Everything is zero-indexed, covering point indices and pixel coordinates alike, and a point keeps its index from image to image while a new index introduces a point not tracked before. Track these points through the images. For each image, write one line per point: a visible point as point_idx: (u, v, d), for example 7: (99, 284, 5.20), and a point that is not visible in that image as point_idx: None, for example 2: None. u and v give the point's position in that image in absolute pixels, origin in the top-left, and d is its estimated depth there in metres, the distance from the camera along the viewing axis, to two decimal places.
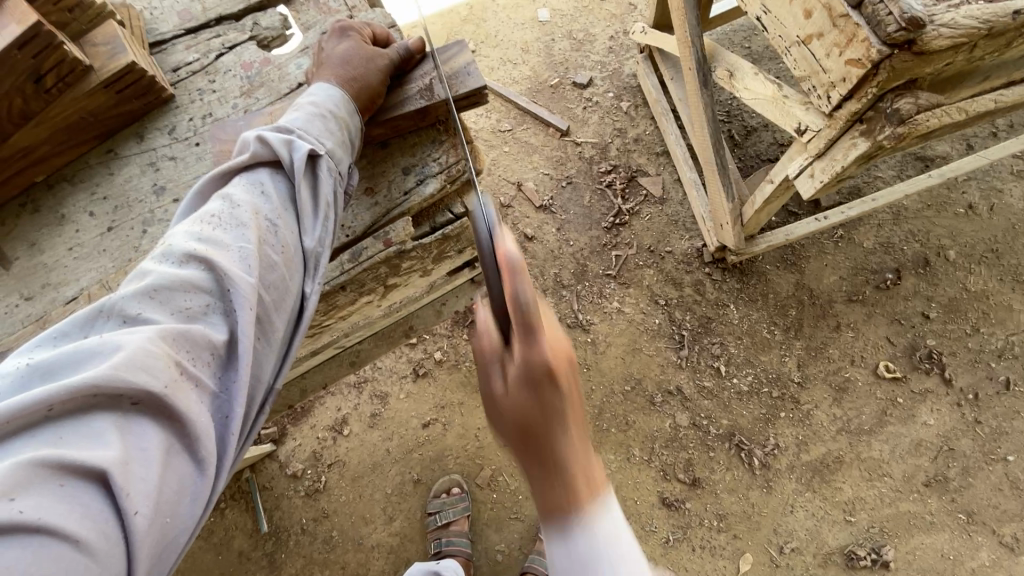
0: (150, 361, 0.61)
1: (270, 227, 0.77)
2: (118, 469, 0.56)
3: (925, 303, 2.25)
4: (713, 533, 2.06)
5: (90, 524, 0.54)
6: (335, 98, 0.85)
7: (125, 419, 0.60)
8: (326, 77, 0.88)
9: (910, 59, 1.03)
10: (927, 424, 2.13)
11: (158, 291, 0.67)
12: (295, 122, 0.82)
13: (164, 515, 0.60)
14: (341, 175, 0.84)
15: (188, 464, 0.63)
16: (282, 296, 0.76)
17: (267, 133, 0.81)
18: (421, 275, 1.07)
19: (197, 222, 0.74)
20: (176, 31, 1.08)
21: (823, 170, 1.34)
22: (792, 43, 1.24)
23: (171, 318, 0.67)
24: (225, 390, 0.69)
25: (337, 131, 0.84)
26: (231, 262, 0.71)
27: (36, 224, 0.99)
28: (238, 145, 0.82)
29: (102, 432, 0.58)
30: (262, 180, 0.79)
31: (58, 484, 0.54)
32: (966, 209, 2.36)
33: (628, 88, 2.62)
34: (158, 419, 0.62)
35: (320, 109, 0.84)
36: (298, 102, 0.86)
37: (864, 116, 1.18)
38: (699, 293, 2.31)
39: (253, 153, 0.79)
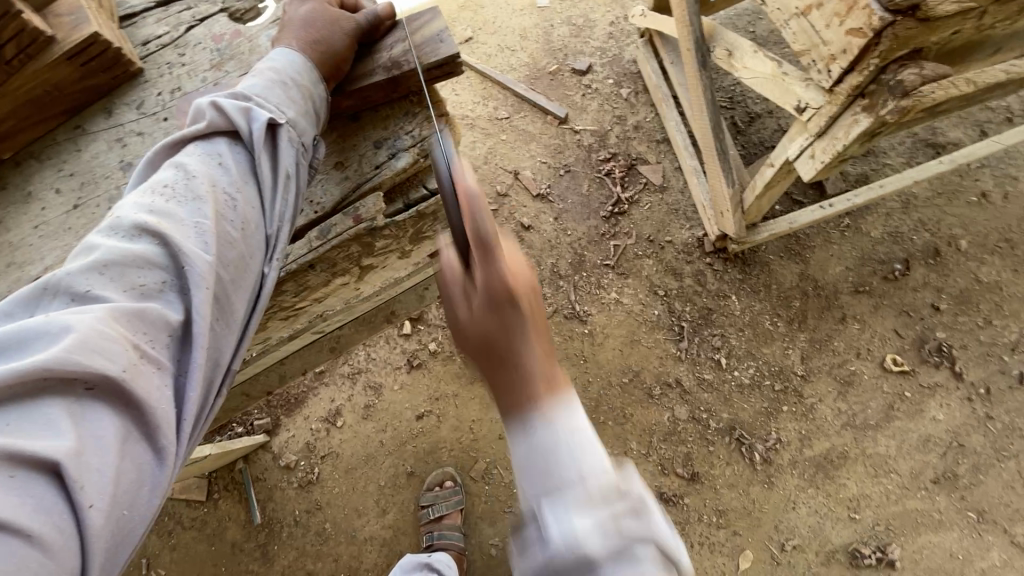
0: (102, 343, 0.57)
1: (229, 201, 0.73)
2: (72, 460, 0.53)
3: (935, 295, 2.17)
4: (712, 529, 2.00)
5: (43, 519, 0.50)
6: (297, 65, 0.81)
7: (78, 404, 0.56)
8: (287, 42, 0.84)
9: (914, 27, 0.97)
10: (936, 419, 2.06)
11: (110, 266, 0.63)
12: (254, 88, 0.78)
13: (122, 508, 0.56)
14: (303, 147, 0.80)
15: (146, 452, 0.59)
16: (244, 274, 0.72)
17: (223, 101, 0.77)
18: (399, 256, 1.04)
19: (151, 195, 0.69)
20: (147, 4, 1.05)
21: (824, 150, 1.28)
22: (790, 15, 1.18)
23: (126, 296, 0.63)
24: (183, 372, 0.65)
25: (298, 100, 0.80)
26: (187, 237, 0.67)
27: (2, 202, 0.97)
28: (192, 114, 0.78)
29: (54, 419, 0.54)
30: (220, 151, 0.75)
31: (9, 475, 0.50)
32: (978, 197, 2.28)
33: (628, 74, 2.56)
34: (114, 404, 0.58)
35: (280, 76, 0.80)
36: (256, 68, 0.82)
37: (866, 90, 1.12)
38: (699, 283, 2.26)
39: (210, 123, 0.75)
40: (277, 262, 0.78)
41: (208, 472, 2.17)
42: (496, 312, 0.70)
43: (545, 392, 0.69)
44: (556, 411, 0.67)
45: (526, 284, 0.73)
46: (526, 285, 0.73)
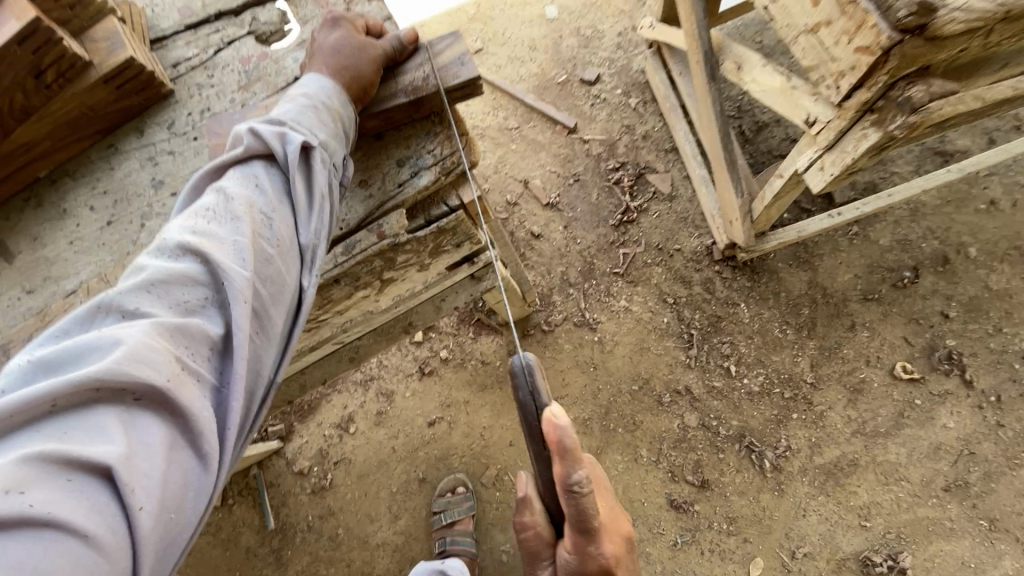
0: (149, 354, 0.60)
1: (266, 220, 0.76)
2: (122, 465, 0.56)
3: (944, 303, 2.18)
4: (722, 537, 2.02)
5: (97, 519, 0.54)
6: (327, 89, 0.85)
7: (128, 413, 0.59)
8: (316, 67, 0.88)
9: (922, 45, 0.99)
10: (946, 427, 2.06)
11: (157, 284, 0.66)
12: (287, 113, 0.82)
13: (168, 511, 0.59)
14: (335, 167, 0.83)
15: (191, 459, 0.62)
16: (282, 290, 0.75)
17: (259, 125, 0.80)
18: (419, 269, 1.07)
19: (193, 216, 0.73)
20: (176, 27, 1.09)
21: (833, 163, 1.30)
22: (799, 32, 1.21)
23: (170, 311, 0.66)
24: (225, 384, 0.67)
25: (329, 122, 0.83)
26: (226, 254, 0.70)
27: (39, 219, 1.01)
28: (232, 139, 0.81)
29: (107, 427, 0.57)
30: (256, 172, 0.79)
31: (65, 479, 0.54)
32: (988, 205, 2.28)
33: (637, 84, 2.58)
34: (161, 413, 0.61)
35: (312, 101, 0.83)
36: (290, 94, 0.86)
37: (875, 105, 1.14)
38: (708, 291, 2.27)
39: (247, 146, 0.79)
40: (313, 279, 0.80)
41: (224, 478, 2.21)
42: None
43: (574, 426, 0.71)
44: (584, 446, 0.70)
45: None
46: None
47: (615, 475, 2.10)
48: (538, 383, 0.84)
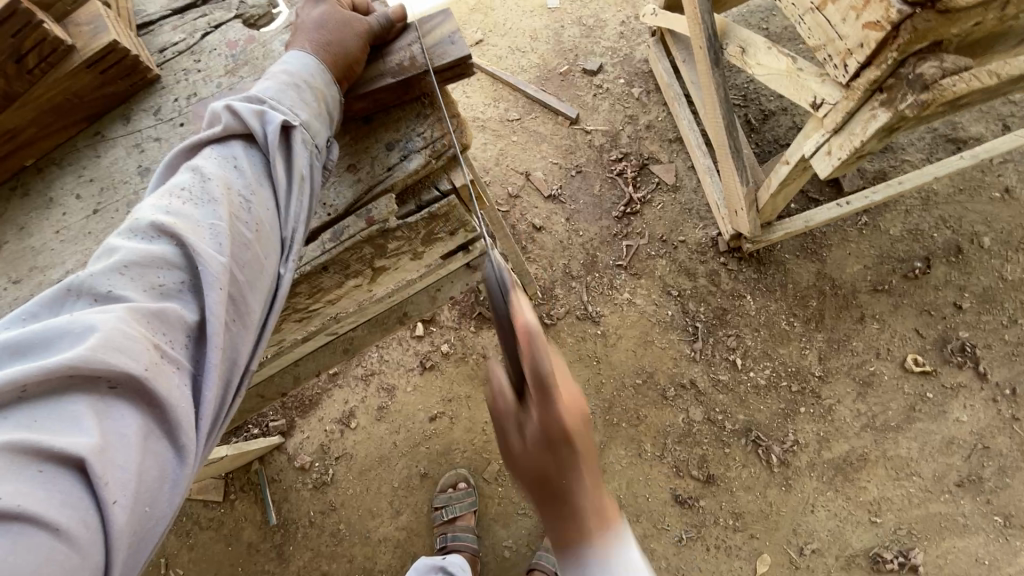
0: (124, 342, 0.58)
1: (244, 203, 0.73)
2: (97, 457, 0.54)
3: (957, 293, 2.12)
4: (729, 533, 1.98)
5: (70, 512, 0.52)
6: (310, 67, 0.82)
7: (102, 402, 0.57)
8: (299, 45, 0.85)
9: (933, 19, 0.96)
10: (959, 421, 2.01)
11: (129, 267, 0.64)
12: (266, 92, 0.79)
13: (144, 504, 0.57)
14: (317, 150, 0.81)
15: (166, 450, 0.60)
16: (261, 275, 0.73)
17: (237, 105, 0.77)
18: (411, 257, 1.04)
19: (168, 196, 0.70)
20: (163, 12, 1.07)
21: (841, 146, 1.26)
22: (804, 10, 1.16)
23: (144, 295, 0.64)
24: (202, 372, 0.65)
25: (311, 103, 0.81)
26: (203, 238, 0.68)
27: (25, 208, 0.99)
28: (208, 118, 0.79)
29: (78, 416, 0.55)
30: (235, 154, 0.76)
31: (36, 469, 0.51)
32: (1001, 193, 2.22)
33: (640, 73, 2.54)
34: (136, 402, 0.59)
35: (293, 79, 0.80)
36: (269, 72, 0.83)
37: (885, 84, 1.09)
38: (713, 283, 2.23)
39: (225, 126, 0.76)
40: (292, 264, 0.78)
41: (225, 473, 2.20)
42: (551, 453, 0.73)
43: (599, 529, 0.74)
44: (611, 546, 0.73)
45: (579, 419, 0.75)
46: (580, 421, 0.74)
47: (619, 470, 2.07)
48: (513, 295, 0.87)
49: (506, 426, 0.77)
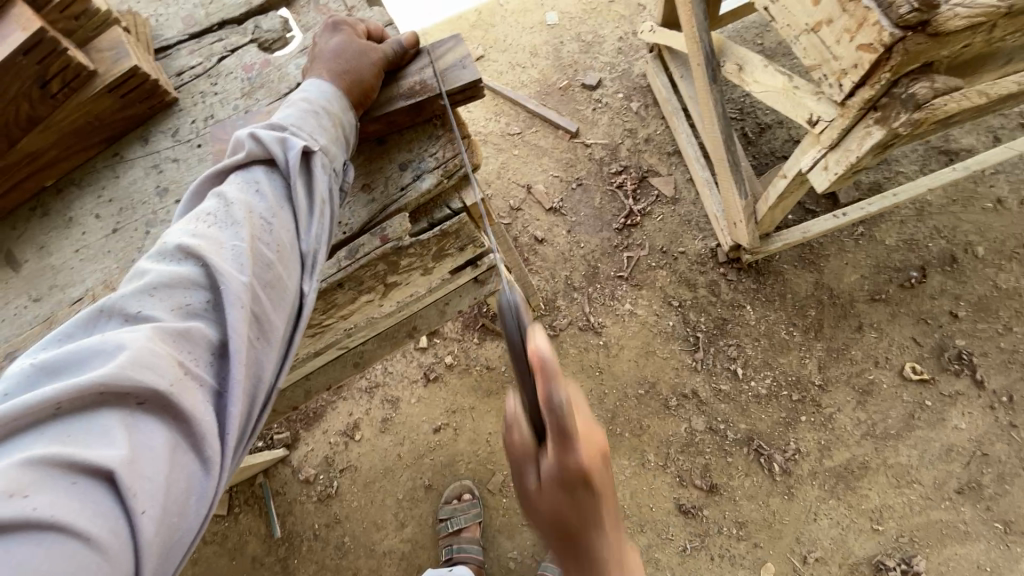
0: (153, 359, 0.60)
1: (266, 225, 0.76)
2: (126, 469, 0.56)
3: (953, 302, 2.16)
4: (732, 542, 1.99)
5: (100, 522, 0.53)
6: (328, 94, 0.85)
7: (132, 418, 0.59)
8: (317, 72, 0.88)
9: (924, 42, 0.99)
10: (958, 428, 2.03)
11: (158, 289, 0.66)
12: (287, 118, 0.82)
13: (171, 515, 0.59)
14: (335, 172, 0.84)
15: (192, 463, 0.62)
16: (283, 294, 0.75)
17: (260, 131, 0.81)
18: (422, 273, 1.07)
19: (194, 221, 0.73)
20: (180, 36, 1.10)
21: (837, 162, 1.30)
22: (800, 31, 1.21)
23: (171, 315, 0.66)
24: (225, 388, 0.67)
25: (330, 127, 0.84)
26: (225, 258, 0.70)
27: (45, 227, 1.02)
28: (233, 145, 0.82)
29: (109, 429, 0.57)
30: (257, 178, 0.79)
31: (70, 481, 0.53)
32: (994, 203, 2.26)
33: (638, 88, 2.59)
34: (164, 417, 0.61)
35: (314, 105, 0.84)
36: (291, 99, 0.86)
37: (879, 103, 1.13)
38: (714, 293, 2.26)
39: (248, 152, 0.79)
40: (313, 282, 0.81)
41: (229, 486, 2.21)
42: (568, 492, 0.74)
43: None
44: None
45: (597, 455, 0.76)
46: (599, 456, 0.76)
47: (622, 480, 2.09)
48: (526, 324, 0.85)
49: (525, 467, 0.79)
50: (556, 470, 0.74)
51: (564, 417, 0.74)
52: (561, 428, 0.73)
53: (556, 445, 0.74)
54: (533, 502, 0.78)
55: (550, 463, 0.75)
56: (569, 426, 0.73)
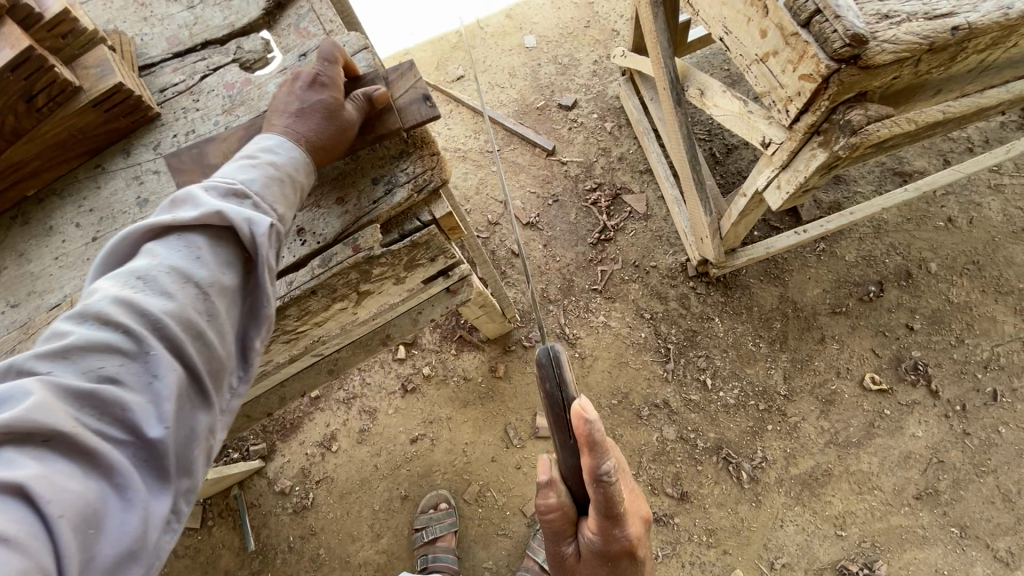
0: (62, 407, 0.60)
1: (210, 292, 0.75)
2: (39, 482, 0.56)
3: (909, 315, 2.27)
4: (702, 549, 2.03)
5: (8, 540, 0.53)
6: (295, 160, 0.89)
7: (43, 453, 0.59)
8: (280, 127, 0.92)
9: (857, 74, 1.08)
10: (915, 436, 2.12)
11: (85, 347, 0.65)
12: (250, 185, 0.82)
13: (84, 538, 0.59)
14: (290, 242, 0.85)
15: (110, 494, 0.62)
16: (222, 350, 0.76)
17: (220, 191, 0.79)
18: (394, 281, 1.13)
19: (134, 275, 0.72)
20: (164, 55, 1.15)
21: (788, 181, 1.39)
22: (751, 61, 1.30)
23: (92, 372, 0.64)
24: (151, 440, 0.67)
25: (292, 198, 0.86)
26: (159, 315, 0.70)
27: (26, 235, 1.05)
28: (179, 199, 0.79)
29: (19, 461, 0.57)
30: (199, 244, 0.76)
31: None
32: (945, 222, 2.40)
33: (612, 109, 2.69)
34: (76, 455, 0.61)
35: (281, 174, 0.86)
36: (255, 156, 0.86)
37: (821, 128, 1.23)
38: (684, 306, 2.34)
39: (198, 216, 0.76)
40: (263, 338, 0.82)
41: (203, 499, 2.19)
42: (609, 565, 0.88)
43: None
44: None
45: (637, 527, 0.89)
46: (637, 524, 0.89)
47: None
48: (565, 374, 0.90)
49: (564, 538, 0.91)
50: (600, 546, 0.86)
51: (615, 511, 0.82)
52: (612, 515, 0.82)
53: (604, 524, 0.83)
54: (571, 566, 0.92)
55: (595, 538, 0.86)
56: (620, 516, 0.83)
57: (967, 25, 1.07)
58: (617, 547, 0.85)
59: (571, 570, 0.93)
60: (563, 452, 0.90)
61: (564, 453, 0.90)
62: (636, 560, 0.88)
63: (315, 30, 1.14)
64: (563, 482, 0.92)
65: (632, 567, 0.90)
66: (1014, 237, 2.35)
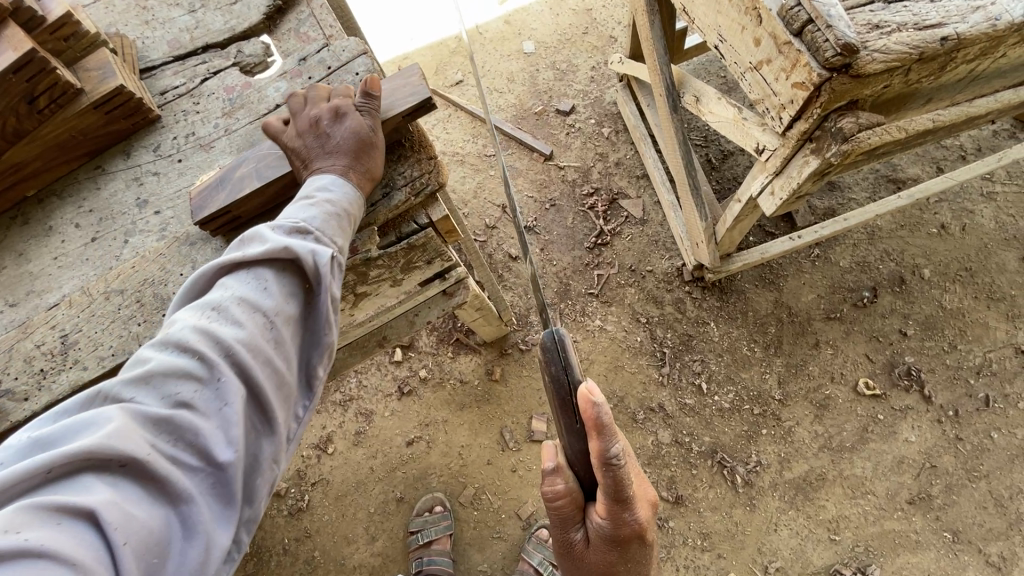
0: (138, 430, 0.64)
1: (269, 323, 0.79)
2: (110, 507, 0.59)
3: (902, 321, 2.29)
4: (697, 552, 2.04)
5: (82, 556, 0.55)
6: (349, 196, 0.91)
7: (124, 478, 0.62)
8: (328, 166, 0.93)
9: (848, 82, 1.10)
10: (908, 441, 2.13)
11: (163, 373, 0.70)
12: (312, 222, 0.85)
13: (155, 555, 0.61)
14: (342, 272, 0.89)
15: (175, 520, 0.64)
16: (283, 381, 0.80)
17: (282, 232, 0.84)
18: (391, 284, 1.16)
19: (200, 310, 0.77)
20: (165, 58, 1.17)
21: (782, 188, 1.41)
22: (745, 69, 1.32)
23: (162, 399, 0.69)
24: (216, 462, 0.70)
25: (347, 228, 0.90)
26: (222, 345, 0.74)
27: (26, 235, 1.06)
28: (250, 238, 0.85)
29: (98, 485, 0.60)
30: (266, 277, 0.82)
31: (55, 522, 0.56)
32: (938, 229, 2.42)
33: (609, 115, 2.71)
34: (149, 481, 0.64)
35: (337, 208, 0.89)
36: (310, 195, 0.89)
37: (813, 135, 1.25)
38: (679, 311, 2.36)
39: (268, 249, 0.81)
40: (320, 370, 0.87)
41: None
42: (618, 549, 0.89)
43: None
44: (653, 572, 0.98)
45: (646, 511, 0.90)
46: (647, 508, 0.90)
47: None
48: (571, 359, 0.89)
49: (573, 524, 0.92)
50: (609, 531, 0.87)
51: (624, 502, 0.83)
52: (622, 506, 0.83)
53: (614, 514, 0.84)
54: (580, 551, 0.93)
55: (604, 524, 0.86)
56: (628, 506, 0.83)
57: (956, 36, 1.09)
58: (626, 534, 0.86)
59: (580, 556, 0.94)
60: (569, 438, 0.90)
61: (572, 439, 0.90)
62: (644, 544, 0.90)
63: (315, 35, 1.16)
64: (571, 468, 0.93)
65: (640, 551, 0.91)
66: (1006, 244, 2.37)
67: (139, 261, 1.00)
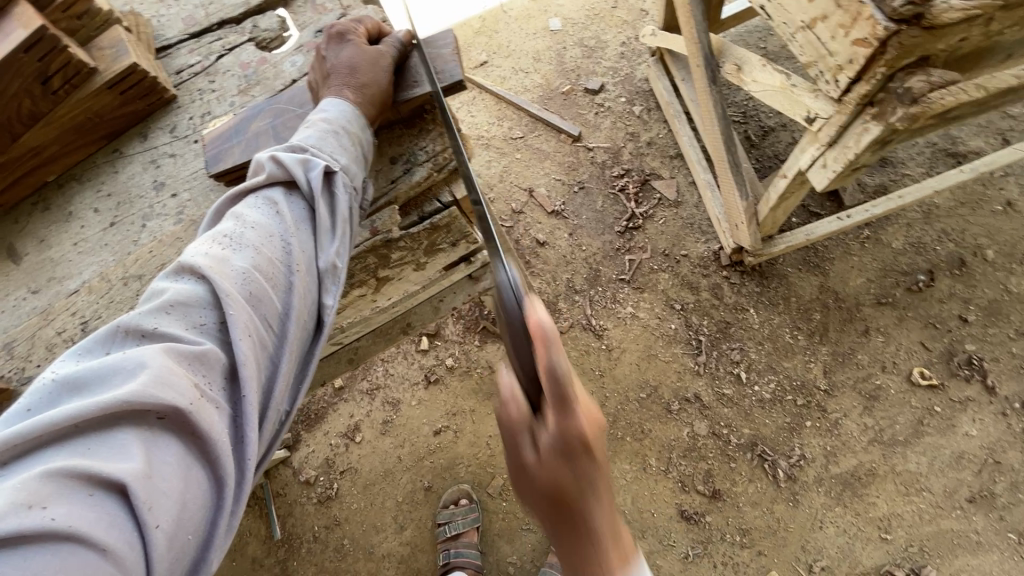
0: (171, 378, 0.61)
1: (284, 246, 0.78)
2: (139, 481, 0.56)
3: (962, 306, 2.12)
4: (736, 549, 1.94)
5: (114, 533, 0.54)
6: (347, 113, 0.88)
7: (151, 435, 0.60)
8: (332, 93, 0.91)
9: (919, 35, 0.97)
10: (969, 435, 1.97)
11: (181, 307, 0.68)
12: (307, 140, 0.84)
13: (188, 532, 0.60)
14: (355, 191, 0.87)
15: (206, 481, 0.63)
16: (304, 311, 0.77)
17: (282, 153, 0.83)
18: (415, 267, 1.11)
19: (212, 241, 0.74)
20: (181, 36, 1.13)
21: (836, 159, 1.29)
22: (796, 28, 1.21)
23: (186, 337, 0.66)
24: (240, 413, 0.68)
25: (349, 146, 0.87)
26: (236, 282, 0.71)
27: (46, 221, 1.05)
28: (254, 166, 0.84)
29: (127, 444, 0.58)
30: (277, 200, 0.81)
31: (86, 493, 0.54)
32: (1003, 206, 2.22)
33: (640, 92, 2.59)
34: (181, 436, 0.62)
35: (333, 126, 0.86)
36: (310, 119, 0.88)
37: (876, 98, 1.13)
38: (716, 297, 2.24)
39: (270, 174, 0.82)
40: (335, 297, 0.82)
41: None
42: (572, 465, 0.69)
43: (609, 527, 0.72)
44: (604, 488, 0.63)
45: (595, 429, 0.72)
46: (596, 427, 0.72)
47: (623, 485, 2.06)
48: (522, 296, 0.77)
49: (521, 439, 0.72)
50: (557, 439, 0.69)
51: (564, 385, 0.68)
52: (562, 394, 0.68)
53: (554, 409, 0.68)
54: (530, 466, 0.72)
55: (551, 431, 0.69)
56: (570, 393, 0.68)
57: None
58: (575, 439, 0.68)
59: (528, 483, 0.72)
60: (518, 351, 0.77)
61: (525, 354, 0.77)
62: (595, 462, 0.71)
63: (331, 5, 1.10)
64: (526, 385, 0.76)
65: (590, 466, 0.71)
66: None
67: (157, 245, 0.98)
